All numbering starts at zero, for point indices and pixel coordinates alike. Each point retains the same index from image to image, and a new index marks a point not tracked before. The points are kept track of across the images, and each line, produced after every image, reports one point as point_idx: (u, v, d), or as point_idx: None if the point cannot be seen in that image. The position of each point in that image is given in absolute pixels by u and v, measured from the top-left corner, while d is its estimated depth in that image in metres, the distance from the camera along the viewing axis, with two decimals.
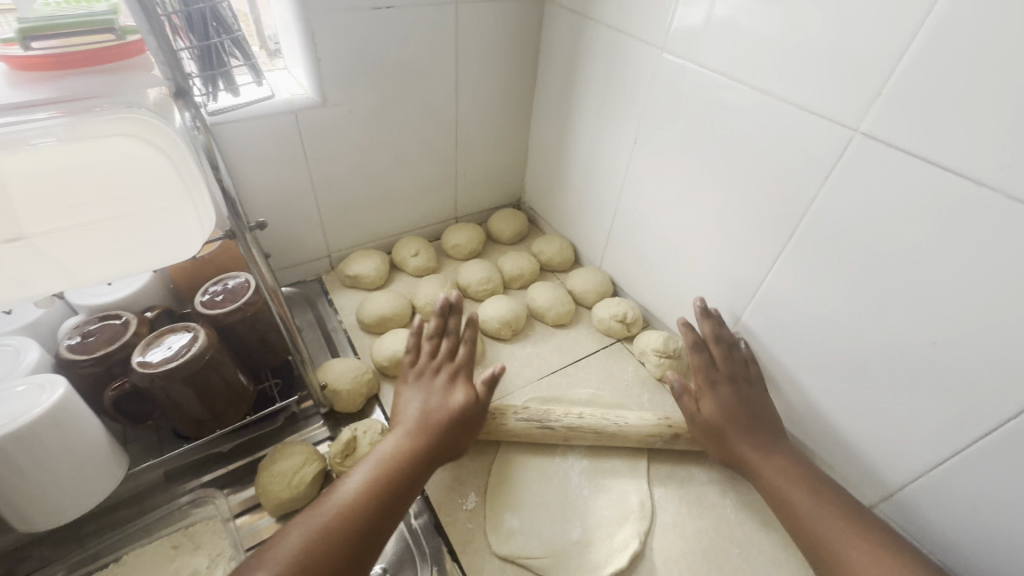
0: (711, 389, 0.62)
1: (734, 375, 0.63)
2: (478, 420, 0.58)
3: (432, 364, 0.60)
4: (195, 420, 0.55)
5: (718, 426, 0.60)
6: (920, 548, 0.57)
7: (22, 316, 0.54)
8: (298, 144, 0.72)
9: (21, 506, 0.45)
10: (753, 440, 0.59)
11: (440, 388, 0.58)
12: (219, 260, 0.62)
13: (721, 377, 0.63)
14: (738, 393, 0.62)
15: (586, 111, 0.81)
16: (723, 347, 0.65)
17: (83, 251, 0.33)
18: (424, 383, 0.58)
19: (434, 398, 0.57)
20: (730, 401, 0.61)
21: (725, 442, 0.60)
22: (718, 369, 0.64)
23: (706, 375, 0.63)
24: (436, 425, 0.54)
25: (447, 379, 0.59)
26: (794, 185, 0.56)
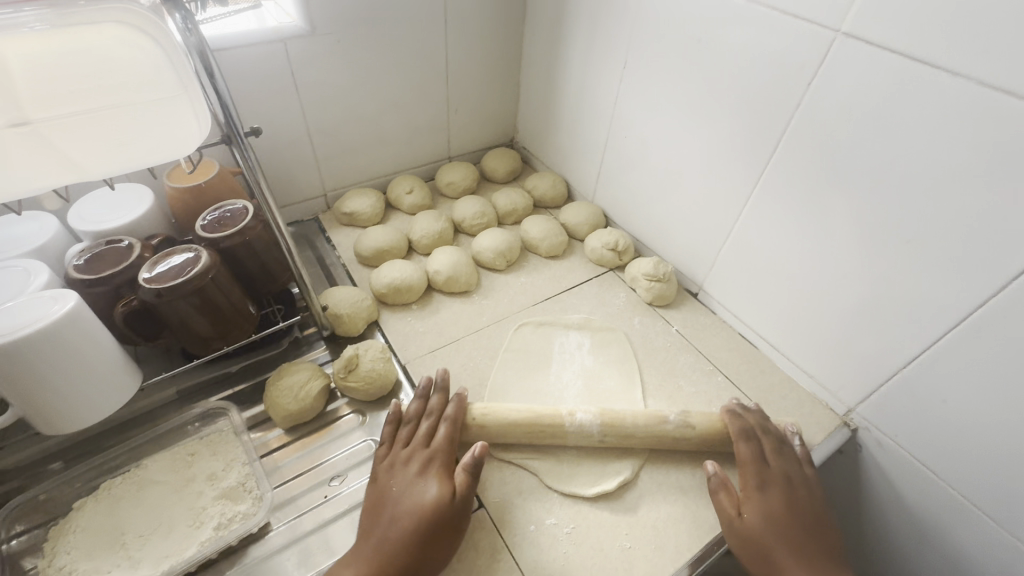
0: (757, 490, 0.52)
1: (787, 475, 0.54)
2: (461, 520, 0.49)
3: (404, 454, 0.53)
4: (202, 337, 0.58)
5: (759, 536, 0.49)
6: (894, 446, 0.60)
7: (30, 240, 0.55)
8: (289, 77, 0.72)
9: (42, 410, 0.48)
10: (809, 563, 0.48)
11: (408, 481, 0.50)
12: (216, 188, 0.63)
13: (771, 476, 0.53)
14: (789, 496, 0.52)
15: (574, 43, 0.81)
16: (773, 446, 0.56)
17: (87, 144, 0.35)
18: (393, 477, 0.51)
19: (401, 496, 0.49)
20: (779, 506, 0.51)
21: (764, 556, 0.49)
22: (769, 465, 0.54)
23: (753, 471, 0.53)
24: (399, 536, 0.47)
25: (419, 471, 0.51)
26: (780, 95, 0.56)
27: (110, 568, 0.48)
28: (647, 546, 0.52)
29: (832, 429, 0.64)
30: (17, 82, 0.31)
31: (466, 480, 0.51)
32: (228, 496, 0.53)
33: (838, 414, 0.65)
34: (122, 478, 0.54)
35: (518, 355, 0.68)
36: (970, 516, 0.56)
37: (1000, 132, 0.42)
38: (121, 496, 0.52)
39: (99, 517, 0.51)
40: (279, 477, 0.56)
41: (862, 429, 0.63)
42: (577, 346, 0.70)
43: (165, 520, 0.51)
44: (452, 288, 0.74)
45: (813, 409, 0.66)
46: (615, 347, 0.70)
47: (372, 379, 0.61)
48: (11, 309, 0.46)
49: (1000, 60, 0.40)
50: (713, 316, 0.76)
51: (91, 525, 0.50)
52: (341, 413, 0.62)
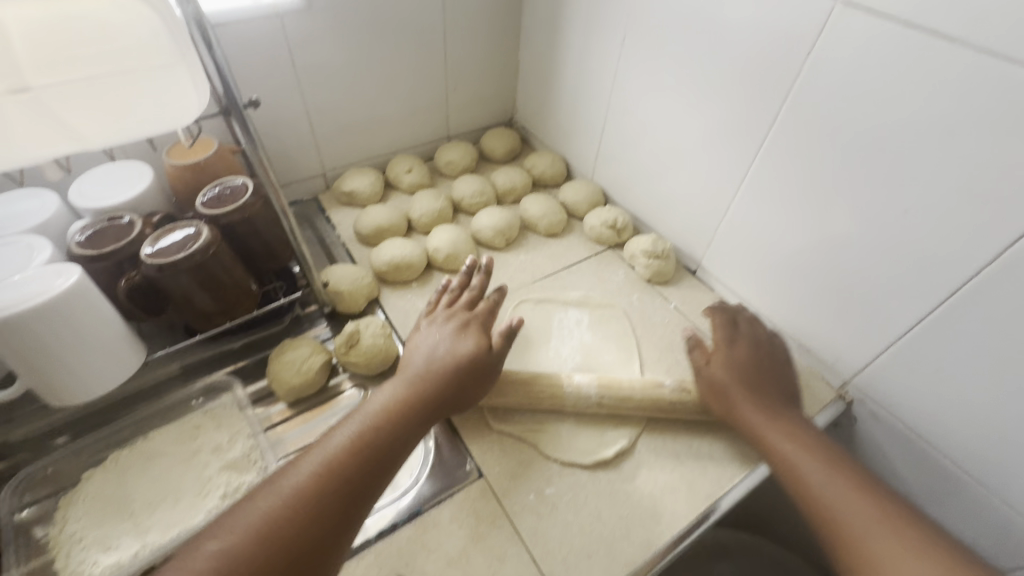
0: (725, 348, 0.60)
1: (755, 339, 0.61)
2: (491, 371, 0.53)
3: (444, 313, 0.56)
4: (205, 313, 0.58)
5: (722, 383, 0.57)
6: (889, 418, 0.61)
7: (31, 217, 0.56)
8: (286, 53, 0.71)
9: (49, 382, 0.49)
10: (759, 401, 0.55)
11: (448, 334, 0.53)
12: (215, 165, 0.63)
13: (740, 339, 0.61)
14: (755, 352, 0.60)
15: (572, 17, 0.80)
16: (746, 320, 0.64)
17: (88, 112, 0.35)
18: (435, 329, 0.54)
19: (440, 344, 0.52)
20: (745, 358, 0.59)
21: (728, 399, 0.56)
22: (739, 333, 0.62)
23: (723, 334, 0.62)
24: (440, 374, 0.49)
25: (458, 326, 0.54)
26: (779, 66, 0.56)
27: (120, 535, 0.49)
28: (644, 513, 0.53)
29: (828, 402, 0.65)
30: (16, 48, 0.31)
31: (501, 341, 0.54)
32: (234, 466, 0.54)
33: (834, 387, 0.66)
34: (129, 450, 0.55)
35: (518, 331, 0.68)
36: (961, 483, 0.57)
37: (997, 99, 0.42)
38: (129, 468, 0.53)
39: (108, 487, 0.52)
40: (283, 448, 0.57)
41: (857, 401, 0.64)
42: (576, 322, 0.70)
43: (173, 490, 0.52)
44: (451, 266, 0.75)
45: (810, 382, 0.67)
46: (614, 323, 0.71)
47: (373, 353, 0.61)
48: (15, 283, 0.47)
49: (999, 26, 0.40)
50: (711, 293, 0.77)
51: (100, 495, 0.51)
52: (343, 387, 0.63)
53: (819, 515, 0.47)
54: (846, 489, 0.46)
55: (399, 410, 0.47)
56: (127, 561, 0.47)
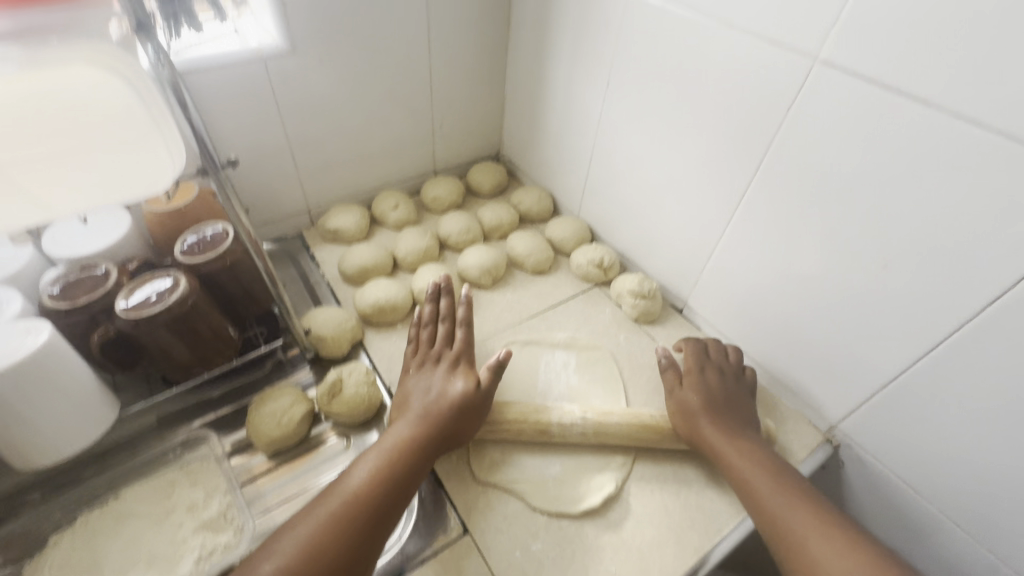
0: (697, 374, 0.62)
1: (723, 366, 0.64)
2: (482, 407, 0.57)
3: (432, 354, 0.60)
4: (182, 365, 0.57)
5: (691, 406, 0.59)
6: (875, 464, 0.61)
7: (2, 268, 0.54)
8: (271, 95, 0.71)
9: (15, 444, 0.47)
10: (724, 425, 0.57)
11: (440, 376, 0.57)
12: (195, 210, 0.62)
13: (709, 365, 0.63)
14: (724, 378, 0.62)
15: (558, 57, 0.81)
16: (715, 346, 0.67)
17: (58, 185, 0.34)
18: (427, 370, 0.59)
19: (432, 387, 0.56)
20: (715, 384, 0.61)
21: (695, 424, 0.58)
22: (709, 359, 0.65)
23: (696, 362, 0.64)
24: (437, 413, 0.54)
25: (447, 365, 0.58)
26: (760, 117, 0.57)
27: None
28: (631, 569, 0.52)
29: (815, 446, 0.65)
30: None
31: (489, 377, 0.57)
32: (209, 526, 0.52)
33: (821, 430, 0.66)
34: (99, 511, 0.53)
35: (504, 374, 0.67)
36: (949, 532, 0.57)
37: (972, 162, 0.43)
38: (99, 530, 0.51)
39: (75, 552, 0.50)
40: (262, 504, 0.56)
41: (845, 445, 0.64)
42: (563, 365, 0.70)
43: (144, 553, 0.50)
44: None
45: (797, 425, 0.67)
46: (600, 365, 0.70)
47: (356, 403, 0.60)
48: None
49: (971, 93, 0.41)
50: (698, 332, 0.77)
51: (69, 561, 0.49)
52: (325, 437, 0.61)
53: (772, 531, 0.50)
54: (802, 519, 0.49)
55: (405, 449, 0.51)
56: None
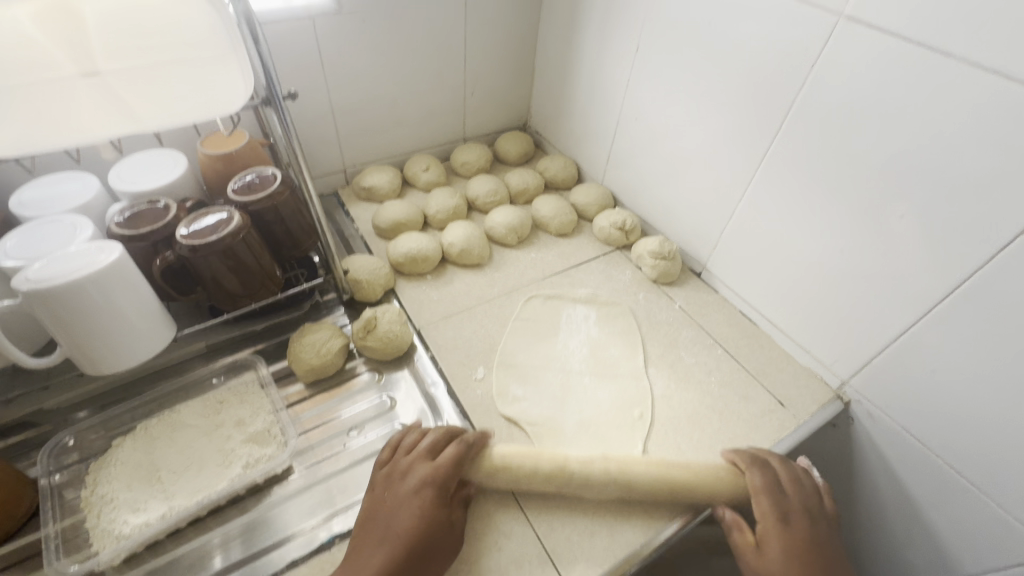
0: (774, 522, 0.50)
1: (802, 510, 0.51)
2: (440, 559, 0.46)
3: (405, 470, 0.51)
4: (231, 295, 0.61)
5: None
6: (888, 419, 0.63)
7: (73, 199, 0.59)
8: (316, 52, 0.75)
9: (83, 351, 0.52)
10: None
11: (402, 502, 0.48)
12: (245, 156, 0.67)
13: (785, 509, 0.50)
14: (811, 531, 0.50)
15: (588, 26, 0.83)
16: (789, 477, 0.53)
17: (147, 98, 0.39)
18: (392, 488, 0.49)
19: (388, 516, 0.47)
20: (800, 542, 0.48)
21: None
22: (785, 497, 0.51)
23: (771, 501, 0.51)
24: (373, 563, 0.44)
25: (415, 486, 0.49)
26: (785, 77, 0.59)
27: (147, 499, 0.52)
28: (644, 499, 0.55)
29: (826, 401, 0.66)
30: (90, 34, 0.34)
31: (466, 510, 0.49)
32: (255, 439, 0.56)
33: (832, 387, 0.67)
34: (158, 420, 0.58)
35: (528, 324, 0.71)
36: (957, 484, 0.58)
37: (990, 112, 0.44)
38: (157, 436, 0.56)
39: (136, 454, 0.55)
40: (301, 425, 0.60)
41: (855, 401, 0.65)
42: (584, 318, 0.73)
43: (196, 458, 0.55)
44: (465, 260, 0.77)
45: (809, 382, 0.68)
46: (620, 319, 0.73)
47: (389, 340, 0.64)
48: (59, 259, 0.49)
49: (990, 42, 0.43)
50: (715, 294, 0.79)
51: (131, 461, 0.54)
52: (359, 370, 0.66)
53: None
54: None
55: None
56: (157, 523, 0.49)
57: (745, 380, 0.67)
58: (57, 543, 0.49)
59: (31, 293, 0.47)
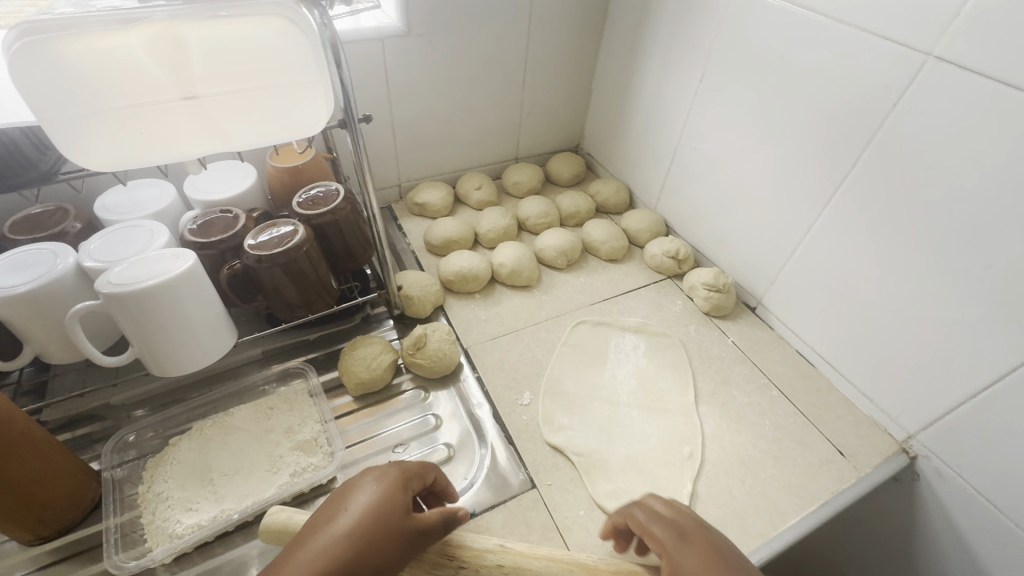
0: (675, 546, 0.40)
1: (700, 528, 0.41)
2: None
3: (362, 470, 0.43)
4: (290, 305, 0.63)
5: None
6: (959, 480, 0.58)
7: (151, 205, 0.62)
8: (383, 71, 0.77)
9: (153, 354, 0.54)
10: None
11: (353, 498, 0.40)
12: (311, 171, 0.69)
13: (681, 532, 0.41)
14: (715, 543, 0.40)
15: (651, 53, 0.82)
16: (668, 505, 0.44)
17: (237, 120, 0.40)
18: (344, 490, 0.41)
19: (334, 514, 0.39)
20: (707, 554, 0.39)
21: None
22: (671, 522, 0.42)
23: (663, 529, 0.42)
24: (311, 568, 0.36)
25: (375, 485, 0.41)
26: (862, 114, 0.57)
27: (199, 499, 0.53)
28: None
29: (889, 454, 0.62)
30: (193, 60, 0.36)
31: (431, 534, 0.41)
32: (303, 448, 0.57)
33: (896, 440, 0.63)
34: (213, 422, 0.59)
35: (575, 351, 0.70)
36: None
37: None
38: (212, 438, 0.58)
39: (192, 454, 0.56)
40: (348, 437, 0.61)
41: (922, 457, 0.61)
42: (633, 348, 0.71)
43: (247, 463, 0.56)
44: (515, 282, 0.77)
45: (870, 432, 0.64)
46: (670, 352, 0.71)
47: (437, 358, 0.64)
48: (137, 264, 0.52)
49: None
50: (770, 332, 0.76)
51: (186, 461, 0.56)
52: (405, 386, 0.66)
53: None
54: None
55: None
56: (208, 525, 0.51)
57: (801, 425, 0.64)
58: (116, 536, 0.51)
59: (111, 295, 0.49)
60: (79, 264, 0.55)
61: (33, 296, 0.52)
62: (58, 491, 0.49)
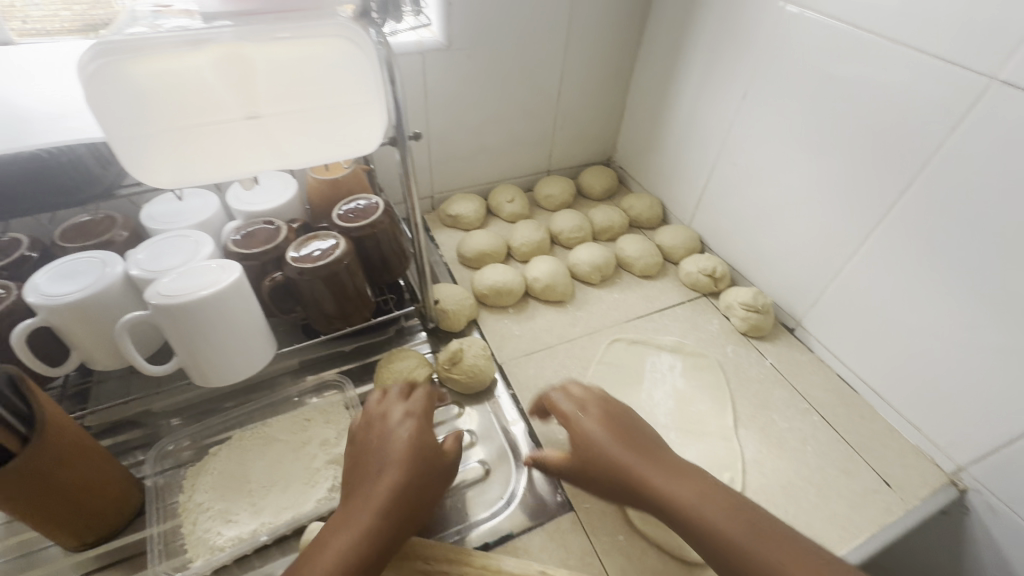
0: (582, 420, 0.50)
1: (607, 405, 0.51)
2: (440, 479, 0.48)
3: (384, 409, 0.50)
4: (328, 317, 0.63)
5: (605, 455, 0.47)
6: (1013, 516, 0.55)
7: (196, 214, 0.63)
8: (421, 83, 0.78)
9: (197, 364, 0.54)
10: (660, 467, 0.45)
11: (391, 433, 0.47)
12: (351, 183, 0.69)
13: (590, 408, 0.50)
14: (617, 414, 0.50)
15: (690, 68, 0.82)
16: (587, 390, 0.53)
17: (296, 138, 0.41)
18: (378, 430, 0.48)
19: (380, 450, 0.46)
20: (618, 427, 0.49)
21: (629, 478, 0.45)
22: (584, 401, 0.52)
23: (577, 410, 0.51)
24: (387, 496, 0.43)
25: (404, 422, 0.48)
26: (916, 136, 0.55)
27: (238, 511, 0.53)
28: None
29: (938, 486, 0.60)
30: (258, 81, 0.37)
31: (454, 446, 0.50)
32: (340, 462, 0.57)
33: (945, 471, 0.61)
34: (251, 432, 0.60)
35: (610, 370, 0.69)
36: None
37: None
38: (250, 448, 0.58)
39: (230, 464, 0.57)
40: None
41: (974, 491, 0.58)
42: (669, 368, 0.70)
43: (284, 475, 0.56)
44: (549, 297, 0.77)
45: (916, 462, 0.62)
46: (707, 373, 0.70)
47: (473, 373, 0.64)
48: (185, 275, 0.52)
49: None
50: (810, 354, 0.74)
51: (225, 471, 0.56)
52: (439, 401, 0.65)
53: None
54: None
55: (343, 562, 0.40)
56: (248, 536, 0.51)
57: (844, 453, 0.62)
58: (159, 546, 0.51)
59: (161, 307, 0.50)
60: (127, 273, 0.56)
61: (83, 304, 0.53)
62: (103, 499, 0.49)
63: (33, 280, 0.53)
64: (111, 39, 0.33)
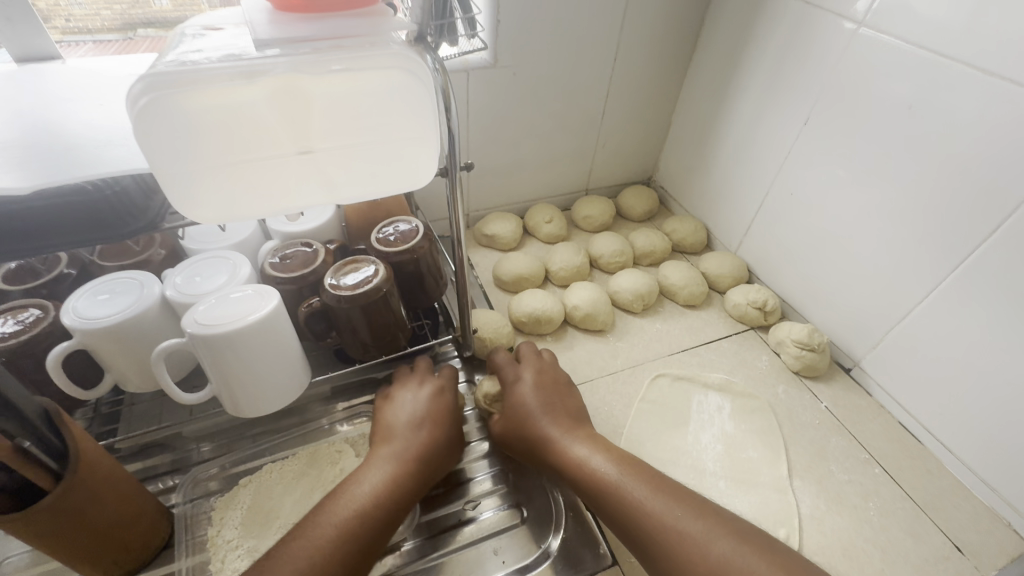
0: (519, 379, 0.58)
1: (542, 370, 0.59)
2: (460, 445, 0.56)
3: (417, 379, 0.58)
4: (364, 345, 0.60)
5: (528, 410, 0.55)
6: None
7: (233, 234, 0.61)
8: (463, 101, 0.76)
9: (231, 394, 0.53)
10: (565, 422, 0.53)
11: (426, 398, 0.55)
12: (390, 204, 0.67)
13: (527, 371, 0.59)
14: (551, 380, 0.58)
15: (746, 89, 0.78)
16: (533, 356, 0.61)
17: (348, 172, 0.38)
18: (412, 394, 0.56)
19: (417, 411, 0.54)
20: (547, 389, 0.57)
21: (541, 431, 0.53)
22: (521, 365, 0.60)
23: (515, 369, 0.59)
24: (426, 447, 0.51)
25: (437, 392, 0.57)
26: (1007, 175, 0.50)
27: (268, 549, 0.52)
28: None
29: (1017, 555, 0.54)
30: (313, 114, 0.35)
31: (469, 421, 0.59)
32: None
33: None
34: (282, 464, 0.58)
35: (654, 408, 0.65)
36: None
37: None
38: (281, 480, 0.56)
39: (260, 497, 0.55)
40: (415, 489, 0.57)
41: None
42: (717, 409, 0.66)
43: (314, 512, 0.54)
44: (589, 326, 0.74)
45: (993, 527, 0.57)
46: (758, 416, 0.65)
47: None
48: (223, 302, 0.51)
49: None
50: (868, 399, 0.69)
51: (254, 504, 0.55)
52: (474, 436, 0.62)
53: None
54: None
55: (387, 495, 0.47)
56: None
57: (911, 512, 0.58)
58: None
59: (198, 336, 0.48)
60: (164, 296, 0.54)
61: (119, 329, 0.51)
62: (132, 533, 0.48)
63: (70, 301, 0.52)
64: (165, 71, 0.31)
